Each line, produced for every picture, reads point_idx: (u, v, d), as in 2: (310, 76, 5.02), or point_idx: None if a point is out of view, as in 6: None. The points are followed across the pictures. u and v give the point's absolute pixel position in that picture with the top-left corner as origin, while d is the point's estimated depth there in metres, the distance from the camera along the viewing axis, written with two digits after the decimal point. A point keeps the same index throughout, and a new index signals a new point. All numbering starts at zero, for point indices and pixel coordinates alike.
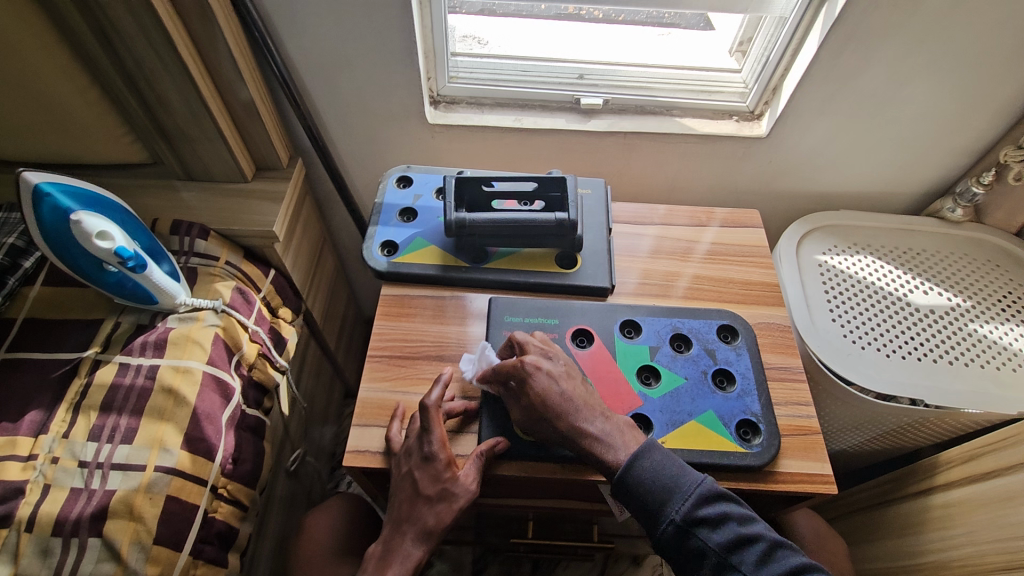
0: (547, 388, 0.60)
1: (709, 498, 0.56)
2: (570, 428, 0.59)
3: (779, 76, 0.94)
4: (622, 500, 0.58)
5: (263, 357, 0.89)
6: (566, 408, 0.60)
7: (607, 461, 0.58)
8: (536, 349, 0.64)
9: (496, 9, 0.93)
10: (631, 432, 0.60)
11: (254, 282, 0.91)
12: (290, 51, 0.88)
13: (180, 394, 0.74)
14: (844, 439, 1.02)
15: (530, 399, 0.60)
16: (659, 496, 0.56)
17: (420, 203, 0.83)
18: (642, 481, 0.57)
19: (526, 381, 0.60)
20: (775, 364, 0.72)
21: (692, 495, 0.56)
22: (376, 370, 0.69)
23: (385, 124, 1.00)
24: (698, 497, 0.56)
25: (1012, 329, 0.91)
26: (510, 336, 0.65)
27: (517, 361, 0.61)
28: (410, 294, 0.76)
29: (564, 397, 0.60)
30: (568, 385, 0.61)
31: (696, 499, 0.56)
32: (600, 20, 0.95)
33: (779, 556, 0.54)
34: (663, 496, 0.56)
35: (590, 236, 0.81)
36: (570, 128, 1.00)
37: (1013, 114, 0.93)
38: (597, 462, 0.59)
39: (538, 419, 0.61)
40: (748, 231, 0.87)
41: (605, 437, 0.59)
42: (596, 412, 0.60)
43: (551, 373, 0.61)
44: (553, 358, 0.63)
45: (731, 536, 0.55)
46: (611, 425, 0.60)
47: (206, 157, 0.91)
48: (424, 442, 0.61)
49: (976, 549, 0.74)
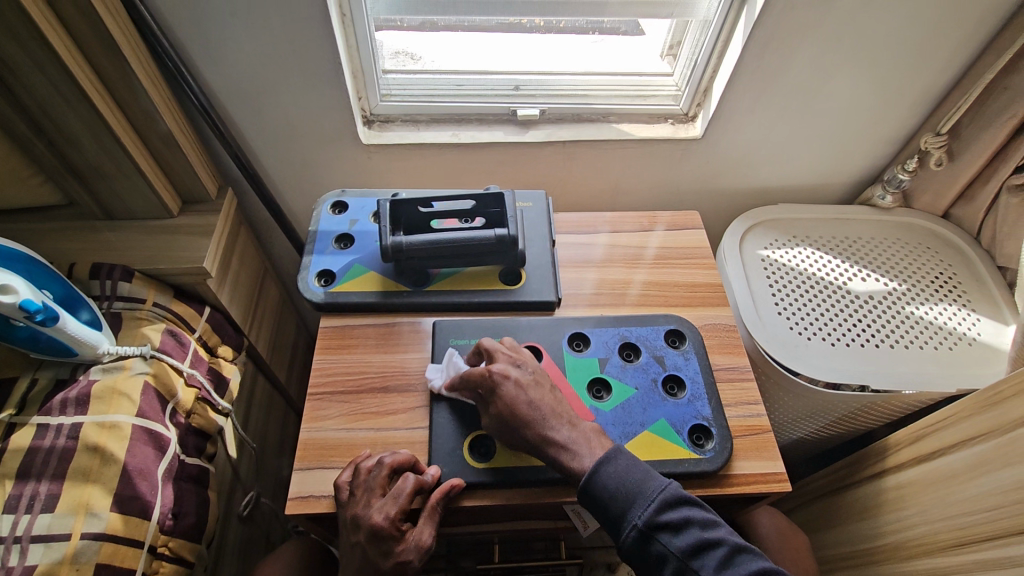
0: (514, 395, 0.59)
1: (673, 503, 0.55)
2: (537, 437, 0.58)
3: (709, 78, 0.96)
4: (587, 507, 0.57)
5: (203, 402, 0.85)
6: (533, 417, 0.58)
7: (575, 469, 0.57)
8: (503, 357, 0.63)
9: (437, 23, 0.91)
10: (598, 440, 0.59)
11: (186, 322, 0.86)
12: (209, 79, 0.85)
13: (107, 452, 0.69)
14: (799, 429, 1.03)
15: (498, 408, 0.59)
16: (621, 500, 0.55)
17: (357, 227, 0.80)
18: (606, 487, 0.56)
19: (494, 390, 0.60)
20: (723, 365, 0.72)
21: (655, 499, 0.55)
22: (317, 409, 0.66)
23: (316, 147, 0.97)
24: (662, 502, 0.55)
25: (946, 308, 0.95)
26: (481, 343, 0.65)
27: (484, 369, 0.61)
28: (351, 324, 0.73)
29: (532, 405, 0.59)
30: (535, 393, 0.60)
31: (659, 504, 0.54)
32: (542, 28, 0.94)
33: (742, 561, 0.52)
34: (626, 501, 0.55)
35: (533, 250, 0.80)
36: (509, 141, 0.99)
37: (929, 103, 0.97)
38: (565, 471, 0.57)
39: (508, 429, 0.59)
40: (691, 232, 0.88)
41: (572, 445, 0.58)
42: (563, 420, 0.59)
43: (519, 381, 0.60)
44: (522, 366, 0.62)
45: (692, 541, 0.53)
46: (577, 433, 0.59)
47: (125, 195, 0.85)
48: (376, 515, 0.56)
49: (929, 527, 0.76)
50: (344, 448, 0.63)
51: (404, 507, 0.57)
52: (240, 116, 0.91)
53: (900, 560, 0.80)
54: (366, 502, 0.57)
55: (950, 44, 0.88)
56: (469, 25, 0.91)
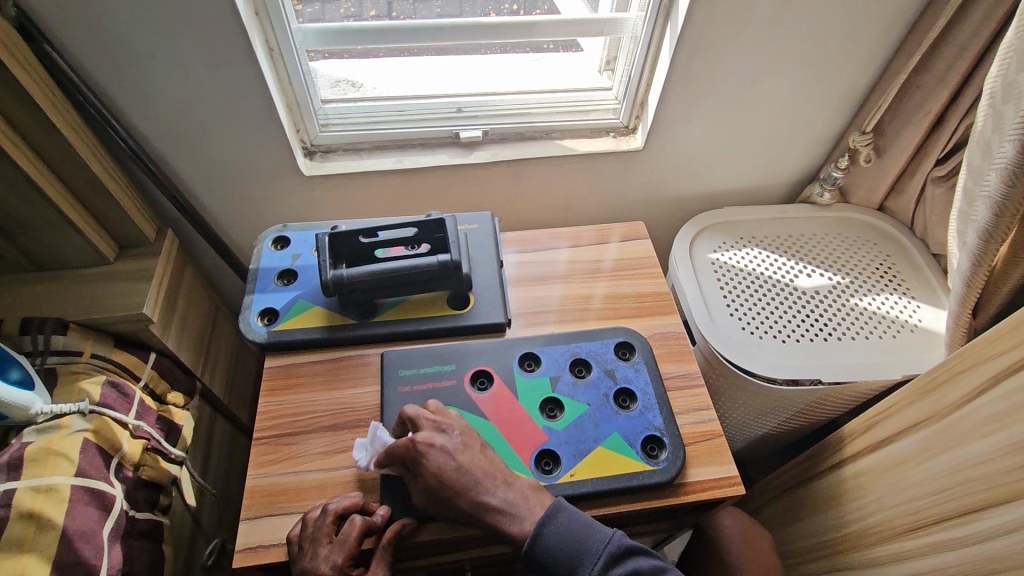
0: (442, 465, 0.58)
1: (619, 556, 0.55)
2: (473, 504, 0.57)
3: (644, 91, 0.98)
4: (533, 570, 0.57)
5: (152, 452, 0.82)
6: (464, 484, 0.57)
7: (515, 535, 0.56)
8: (428, 423, 0.61)
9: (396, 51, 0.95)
10: (536, 496, 0.58)
11: (129, 371, 0.83)
12: (135, 121, 0.83)
13: (43, 518, 0.66)
14: (761, 426, 1.05)
15: (426, 481, 0.57)
16: (569, 562, 0.55)
17: (300, 262, 0.79)
18: (552, 551, 0.55)
19: (419, 462, 0.58)
20: (673, 373, 0.73)
21: (601, 556, 0.55)
22: (263, 454, 0.64)
23: (257, 181, 0.95)
24: (608, 557, 0.55)
25: (888, 297, 0.98)
26: (402, 411, 0.62)
27: (408, 440, 0.59)
28: (297, 362, 0.72)
29: (461, 472, 0.57)
30: (464, 457, 0.58)
31: (605, 560, 0.55)
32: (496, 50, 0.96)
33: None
34: (572, 563, 0.55)
35: (480, 272, 0.80)
36: (453, 163, 0.99)
37: (854, 102, 1.01)
38: (504, 538, 0.56)
39: (440, 501, 0.58)
40: (638, 243, 0.89)
41: (509, 508, 0.57)
42: (498, 481, 0.58)
43: (444, 448, 0.58)
44: (447, 431, 0.60)
45: None
46: (514, 493, 0.58)
47: (55, 245, 0.82)
48: (324, 565, 0.54)
49: (886, 514, 0.77)
50: (293, 491, 0.62)
51: (351, 552, 0.56)
52: (172, 155, 0.89)
53: (861, 549, 0.81)
54: (312, 553, 0.55)
55: (866, 47, 0.92)
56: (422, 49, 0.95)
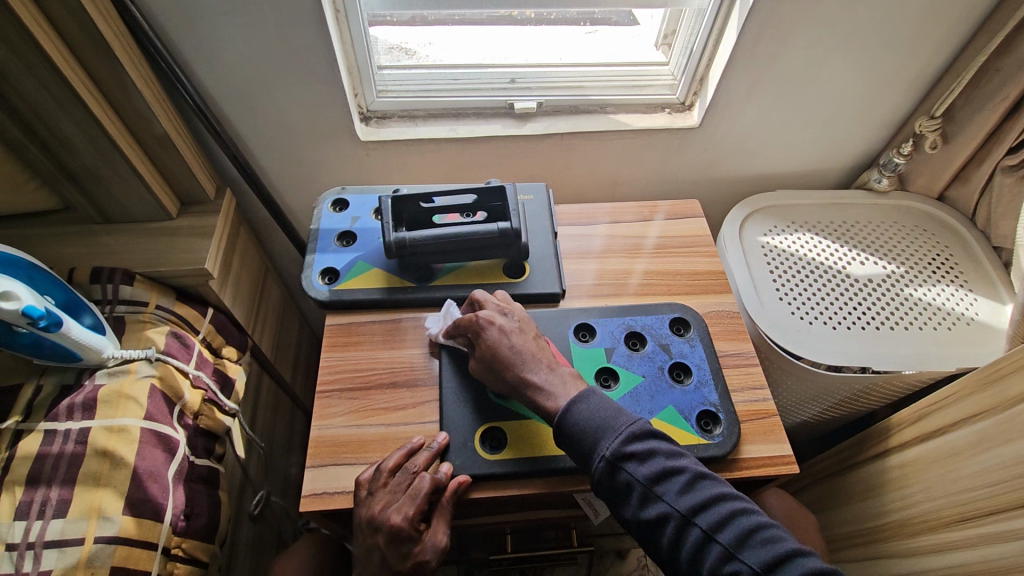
0: (497, 340, 0.63)
1: (640, 435, 0.57)
2: (515, 377, 0.61)
3: (705, 66, 0.96)
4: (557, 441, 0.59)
5: (209, 403, 0.84)
6: (513, 358, 0.62)
7: (548, 408, 0.59)
8: (492, 306, 0.68)
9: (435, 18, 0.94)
10: (575, 383, 0.61)
11: (190, 325, 0.86)
12: (202, 78, 0.84)
13: (117, 455, 0.69)
14: (802, 411, 1.04)
15: (482, 352, 0.64)
16: (591, 433, 0.57)
17: (359, 224, 0.81)
18: (577, 420, 0.57)
19: (479, 334, 0.64)
20: (729, 351, 0.73)
21: (622, 431, 0.57)
22: (327, 407, 0.66)
23: (314, 145, 0.96)
24: (629, 434, 0.57)
25: (944, 289, 0.95)
26: (472, 295, 0.70)
27: (472, 317, 0.66)
28: (357, 321, 0.73)
29: (513, 349, 0.63)
30: (519, 339, 0.64)
31: (625, 435, 0.56)
32: (533, 20, 0.96)
33: (703, 485, 0.54)
34: (595, 434, 0.57)
35: (536, 243, 0.81)
36: (507, 134, 0.98)
37: (923, 85, 0.98)
38: (538, 409, 0.60)
39: (491, 370, 0.63)
40: (691, 221, 0.88)
41: (546, 385, 0.60)
42: (542, 364, 0.62)
43: (503, 327, 0.64)
44: (508, 314, 0.67)
45: (657, 469, 0.55)
46: (554, 376, 0.61)
47: (123, 198, 0.85)
48: (395, 516, 0.57)
49: (933, 504, 0.77)
50: (355, 443, 0.64)
51: (422, 507, 0.58)
52: (234, 115, 0.90)
53: (905, 537, 0.81)
54: (384, 504, 0.57)
55: (944, 27, 0.89)
56: (460, 19, 0.95)
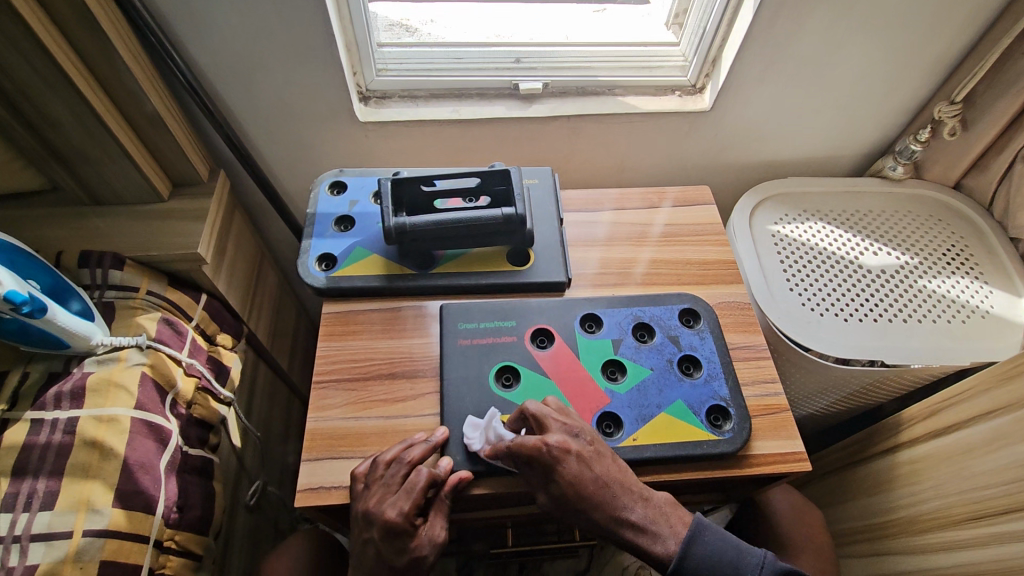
0: (578, 474, 0.56)
1: None
2: (609, 518, 0.55)
3: (718, 47, 0.92)
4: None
5: (203, 392, 0.82)
6: (603, 496, 0.55)
7: (658, 554, 0.55)
8: (557, 423, 0.58)
9: None
10: (676, 513, 0.57)
11: (183, 311, 0.83)
12: (194, 54, 0.81)
13: (107, 446, 0.67)
14: (809, 404, 1.02)
15: (561, 489, 0.56)
16: None
17: (357, 209, 0.78)
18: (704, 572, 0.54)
19: (554, 468, 0.56)
20: (739, 344, 0.71)
21: None
22: (322, 398, 0.64)
23: (310, 125, 0.93)
24: None
25: (959, 281, 0.93)
26: (525, 408, 0.60)
27: (540, 442, 0.56)
28: (355, 309, 0.71)
29: (598, 483, 0.56)
30: (600, 467, 0.56)
31: None
32: None
33: None
34: None
35: (541, 229, 0.78)
36: (512, 116, 0.95)
37: (943, 70, 0.94)
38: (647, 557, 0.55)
39: (574, 509, 0.56)
40: (701, 208, 0.85)
41: (650, 526, 0.56)
42: (636, 497, 0.56)
43: (581, 456, 0.56)
44: (577, 434, 0.58)
45: None
46: (652, 509, 0.56)
47: (113, 180, 0.82)
48: (389, 511, 0.54)
49: (944, 502, 0.75)
50: (352, 437, 0.62)
51: (418, 501, 0.55)
52: (226, 93, 0.86)
53: (914, 534, 0.80)
54: (379, 498, 0.55)
55: (968, 7, 0.85)
56: None
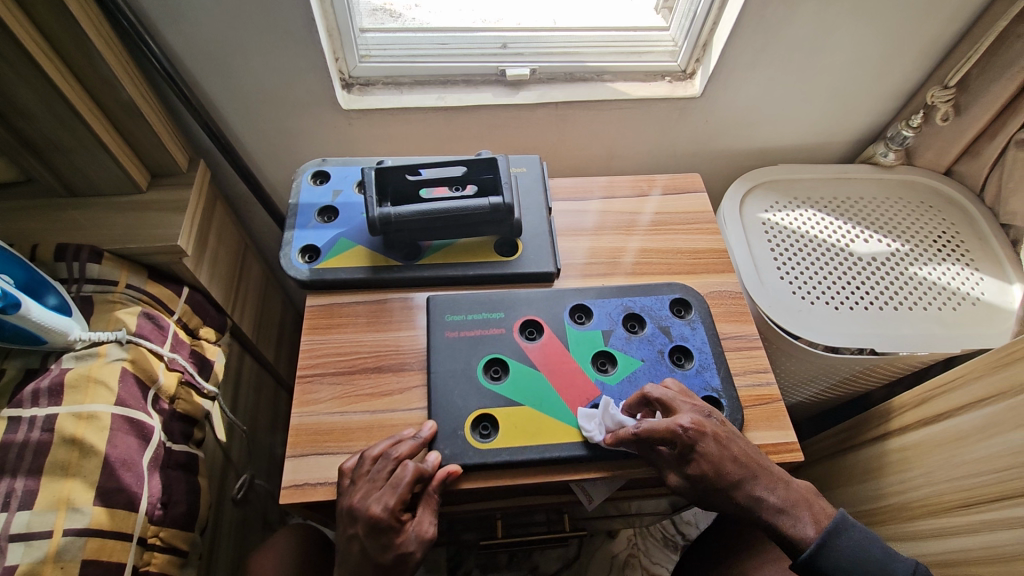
0: (718, 455, 0.56)
1: None
2: (749, 499, 0.57)
3: (708, 31, 0.91)
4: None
5: (187, 386, 0.81)
6: (744, 477, 0.57)
7: (795, 536, 0.57)
8: (686, 406, 0.59)
9: None
10: (815, 501, 0.59)
11: (163, 304, 0.81)
12: (169, 38, 0.78)
13: (85, 443, 0.65)
14: (799, 392, 1.02)
15: (700, 470, 0.56)
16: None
17: (342, 199, 0.76)
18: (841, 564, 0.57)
19: (696, 449, 0.56)
20: (730, 334, 0.70)
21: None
22: (306, 393, 0.63)
23: (293, 112, 0.91)
24: None
25: (950, 268, 0.93)
26: (649, 392, 0.60)
27: (675, 424, 0.57)
28: (340, 301, 0.69)
29: (738, 465, 0.57)
30: (738, 448, 0.57)
31: None
32: None
33: None
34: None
35: (529, 218, 0.76)
36: (498, 103, 0.93)
37: (935, 53, 0.93)
38: (784, 538, 0.57)
39: (711, 490, 0.57)
40: (691, 196, 0.84)
41: (789, 509, 0.57)
42: (776, 480, 0.58)
43: (717, 436, 0.57)
44: (709, 415, 0.59)
45: None
46: (792, 494, 0.58)
47: (88, 170, 0.79)
48: (375, 506, 0.53)
49: (934, 488, 0.75)
50: (338, 432, 0.61)
51: (404, 496, 0.54)
52: (204, 78, 0.84)
53: (905, 521, 0.80)
54: (364, 493, 0.54)
55: None
56: None
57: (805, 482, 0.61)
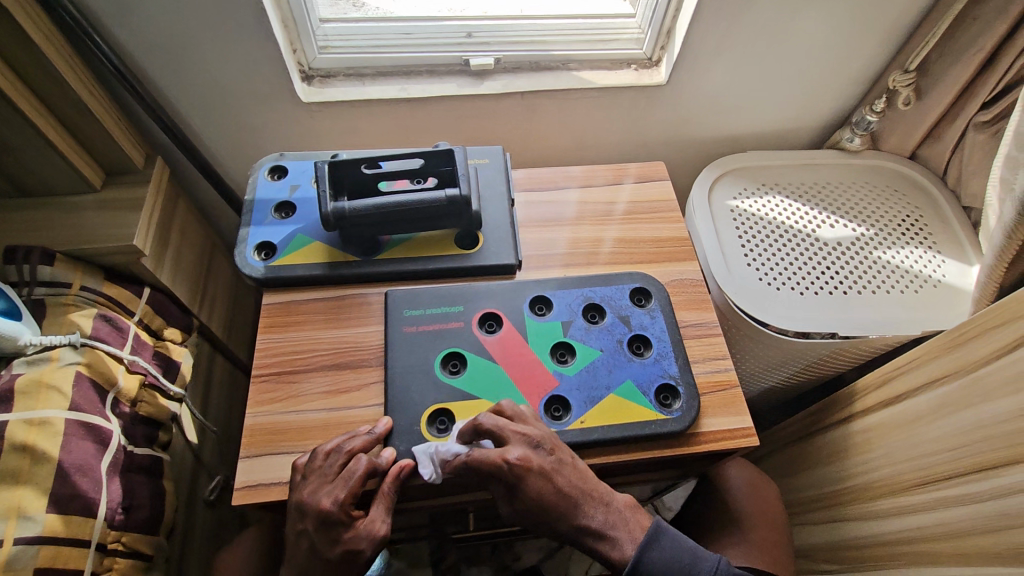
0: (540, 488, 0.55)
1: None
2: (572, 527, 0.57)
3: (672, 18, 0.90)
4: None
5: (150, 389, 0.80)
6: (565, 507, 0.56)
7: (614, 558, 0.57)
8: (515, 437, 0.57)
9: None
10: (634, 517, 0.59)
11: (122, 306, 0.80)
12: (116, 32, 0.76)
13: (38, 450, 0.64)
14: (767, 378, 1.02)
15: (524, 503, 0.56)
16: None
17: (298, 194, 0.75)
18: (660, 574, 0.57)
19: (518, 484, 0.55)
20: (690, 322, 0.70)
21: None
22: (263, 392, 0.62)
23: (251, 106, 0.89)
24: None
25: (913, 251, 0.93)
26: (479, 423, 0.57)
27: (500, 460, 0.55)
28: (297, 299, 0.68)
29: (561, 495, 0.56)
30: (563, 479, 0.56)
31: None
32: None
33: None
34: None
35: (490, 210, 0.76)
36: (463, 94, 0.92)
37: (896, 39, 0.94)
38: (604, 561, 0.57)
39: (536, 518, 0.57)
40: (656, 184, 0.83)
41: (609, 532, 0.57)
42: (598, 504, 0.57)
43: (542, 470, 0.55)
44: (538, 446, 0.56)
45: None
46: (612, 515, 0.58)
47: (36, 169, 0.77)
48: (325, 499, 0.53)
49: (894, 469, 0.76)
50: (294, 431, 0.60)
51: (355, 490, 0.54)
52: (156, 73, 0.82)
53: (867, 501, 0.81)
54: (314, 488, 0.54)
55: None
56: None
57: (628, 496, 0.61)
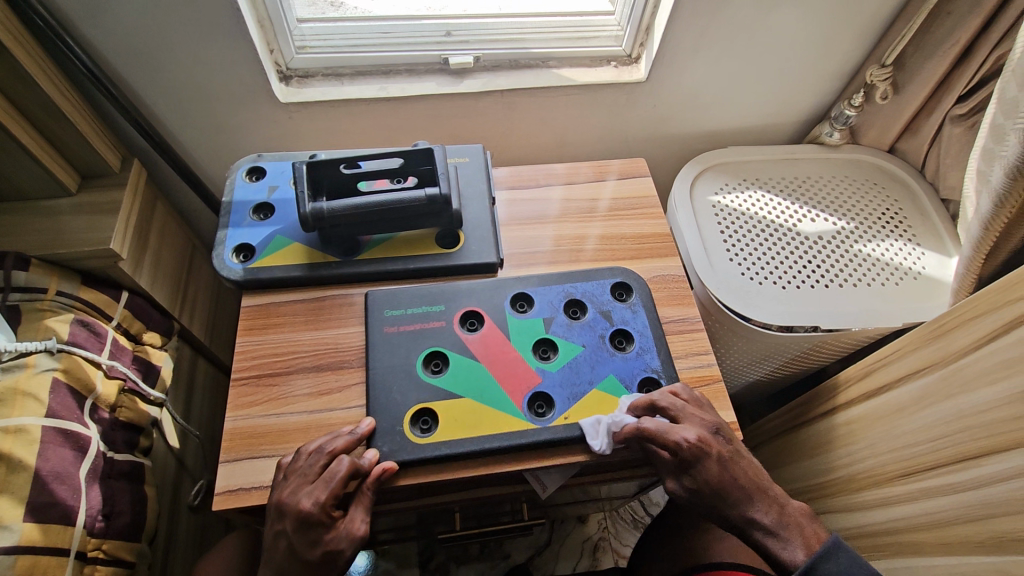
0: (718, 472, 0.57)
1: None
2: (742, 519, 0.58)
3: (650, 14, 0.90)
4: None
5: (129, 393, 0.79)
6: (736, 497, 0.58)
7: (784, 559, 0.57)
8: (693, 420, 0.59)
9: None
10: (810, 526, 0.59)
11: (99, 310, 0.78)
12: (88, 34, 0.75)
13: (14, 459, 0.63)
14: (751, 371, 1.03)
15: (697, 485, 0.58)
16: None
17: (276, 196, 0.74)
18: None
19: (697, 464, 0.58)
20: (673, 317, 0.70)
21: None
22: (242, 395, 0.61)
23: (229, 107, 0.88)
24: None
25: (893, 244, 0.94)
26: (655, 401, 0.60)
27: (680, 438, 0.57)
28: (276, 301, 0.68)
29: (736, 484, 0.58)
30: (739, 468, 0.58)
31: None
32: None
33: None
34: None
35: (470, 208, 0.76)
36: (442, 92, 0.92)
37: (873, 34, 0.94)
38: (774, 561, 0.57)
39: (705, 504, 0.58)
40: (637, 181, 0.83)
41: (781, 533, 0.57)
42: (770, 503, 0.58)
43: (721, 455, 0.58)
44: (715, 431, 0.59)
45: None
46: (784, 517, 0.58)
47: (8, 174, 0.76)
48: (305, 500, 0.53)
49: (878, 460, 0.77)
50: (274, 434, 0.59)
51: (336, 491, 0.54)
52: (131, 75, 0.81)
53: (852, 492, 0.82)
54: (295, 488, 0.53)
55: None
56: None
57: (802, 504, 0.61)
